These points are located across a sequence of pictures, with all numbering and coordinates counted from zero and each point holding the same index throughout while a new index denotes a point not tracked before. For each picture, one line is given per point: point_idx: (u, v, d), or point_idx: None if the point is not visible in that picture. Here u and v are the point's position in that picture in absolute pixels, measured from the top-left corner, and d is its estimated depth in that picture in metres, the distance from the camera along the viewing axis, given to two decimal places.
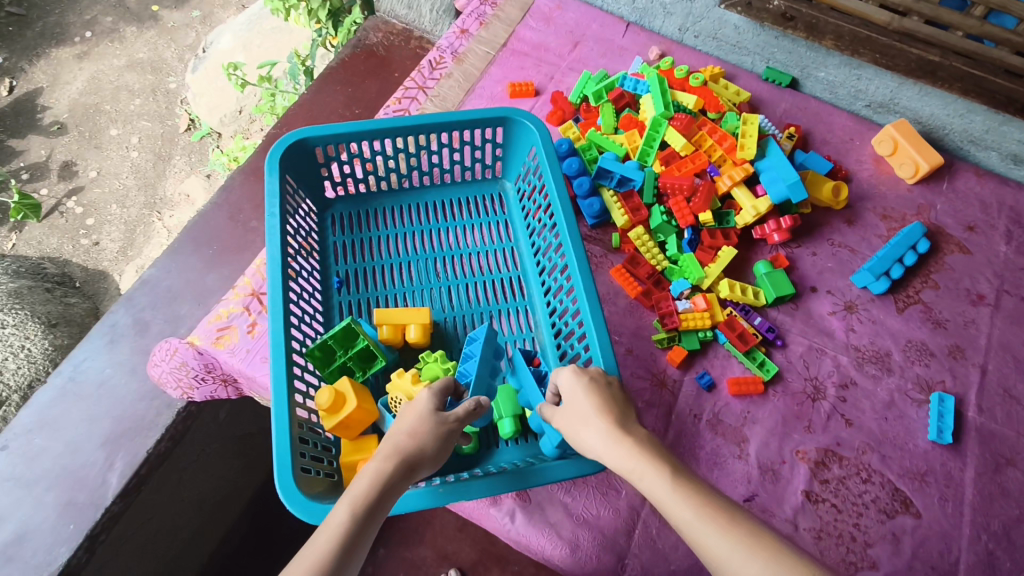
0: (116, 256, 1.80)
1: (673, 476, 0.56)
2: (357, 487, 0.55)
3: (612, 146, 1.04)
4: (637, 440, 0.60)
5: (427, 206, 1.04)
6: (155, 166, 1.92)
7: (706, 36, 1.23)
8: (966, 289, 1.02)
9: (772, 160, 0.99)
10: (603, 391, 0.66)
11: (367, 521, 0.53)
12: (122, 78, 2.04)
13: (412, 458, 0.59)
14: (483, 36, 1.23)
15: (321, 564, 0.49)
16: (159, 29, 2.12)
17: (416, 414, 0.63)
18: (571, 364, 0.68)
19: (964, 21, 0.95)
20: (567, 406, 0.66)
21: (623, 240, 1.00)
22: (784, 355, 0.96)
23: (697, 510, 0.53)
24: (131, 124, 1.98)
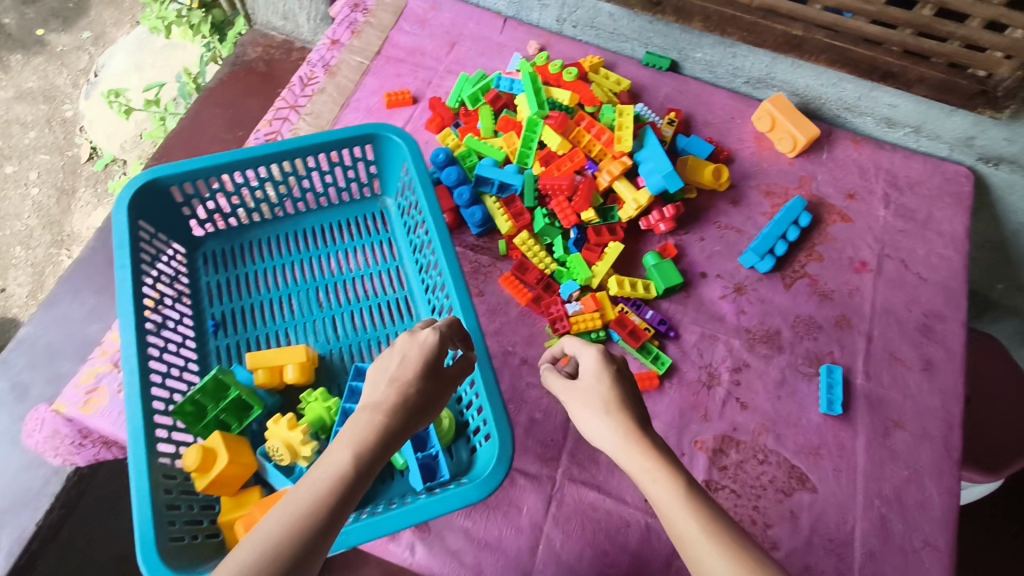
0: (26, 301, 1.70)
1: (687, 488, 0.56)
2: (361, 434, 0.56)
3: (490, 150, 1.00)
4: (653, 446, 0.60)
5: (306, 233, 1.00)
6: (58, 202, 1.82)
7: (583, 26, 1.21)
8: (850, 258, 1.05)
9: (648, 150, 0.99)
10: (624, 389, 0.65)
11: (367, 471, 0.55)
12: (12, 111, 1.92)
13: (412, 411, 0.60)
14: (355, 46, 1.17)
15: (318, 508, 0.51)
16: (47, 55, 1.99)
17: (424, 365, 0.63)
18: (599, 352, 0.67)
19: None
20: (580, 394, 0.66)
21: (509, 247, 0.98)
22: (678, 346, 0.96)
23: (704, 526, 0.53)
24: (27, 159, 1.86)
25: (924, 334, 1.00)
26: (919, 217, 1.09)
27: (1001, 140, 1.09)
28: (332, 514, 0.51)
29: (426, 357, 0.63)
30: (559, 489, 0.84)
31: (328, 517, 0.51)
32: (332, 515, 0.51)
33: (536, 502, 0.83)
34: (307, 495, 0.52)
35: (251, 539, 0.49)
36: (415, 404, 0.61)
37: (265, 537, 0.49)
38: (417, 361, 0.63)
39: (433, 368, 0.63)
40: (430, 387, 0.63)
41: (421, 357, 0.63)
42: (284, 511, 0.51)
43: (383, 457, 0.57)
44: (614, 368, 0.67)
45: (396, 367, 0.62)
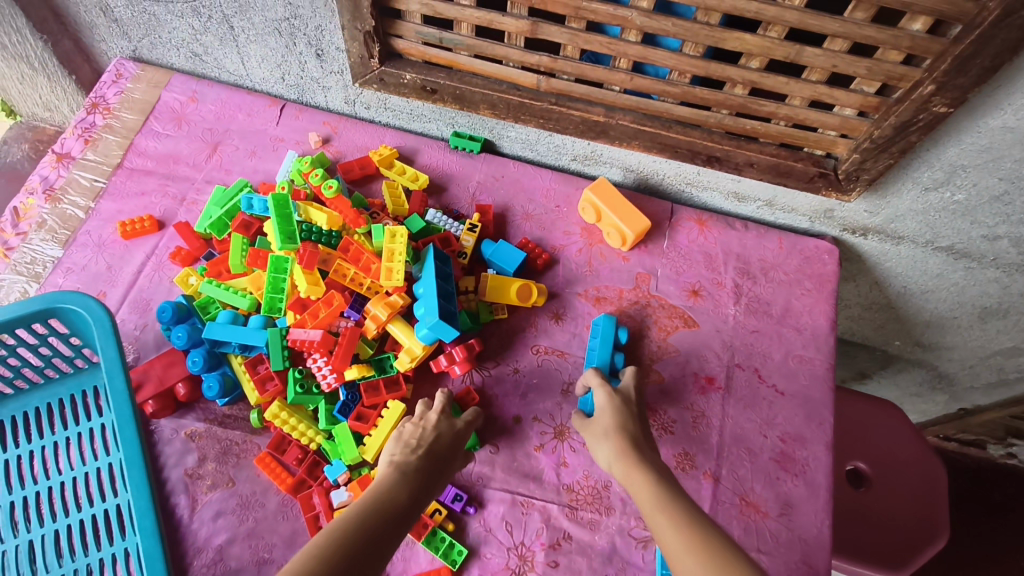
0: None
1: (656, 482, 0.59)
2: (410, 469, 0.61)
3: (233, 297, 0.81)
4: (641, 456, 0.63)
5: (0, 428, 0.78)
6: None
7: (377, 107, 1.02)
8: (694, 373, 0.88)
9: (423, 285, 0.78)
10: (630, 420, 0.70)
11: (411, 506, 0.57)
12: None
13: (440, 470, 0.64)
14: (88, 159, 0.96)
15: (374, 525, 0.52)
16: None
17: (453, 438, 0.68)
18: (608, 388, 0.74)
19: (613, 75, 0.78)
20: (593, 427, 0.72)
21: (263, 419, 0.78)
22: (483, 522, 0.77)
23: (666, 510, 0.55)
24: None
25: (781, 467, 0.83)
26: (775, 310, 0.93)
27: (861, 212, 0.94)
28: (385, 529, 0.52)
29: (454, 430, 0.69)
30: None
31: (386, 527, 0.53)
32: (388, 530, 0.53)
33: None
34: (359, 508, 0.53)
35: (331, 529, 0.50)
36: (443, 462, 0.65)
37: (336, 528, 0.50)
38: (444, 427, 0.69)
39: (454, 433, 0.69)
40: (455, 448, 0.68)
41: (448, 425, 0.69)
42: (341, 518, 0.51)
43: (422, 503, 0.59)
44: (625, 403, 0.72)
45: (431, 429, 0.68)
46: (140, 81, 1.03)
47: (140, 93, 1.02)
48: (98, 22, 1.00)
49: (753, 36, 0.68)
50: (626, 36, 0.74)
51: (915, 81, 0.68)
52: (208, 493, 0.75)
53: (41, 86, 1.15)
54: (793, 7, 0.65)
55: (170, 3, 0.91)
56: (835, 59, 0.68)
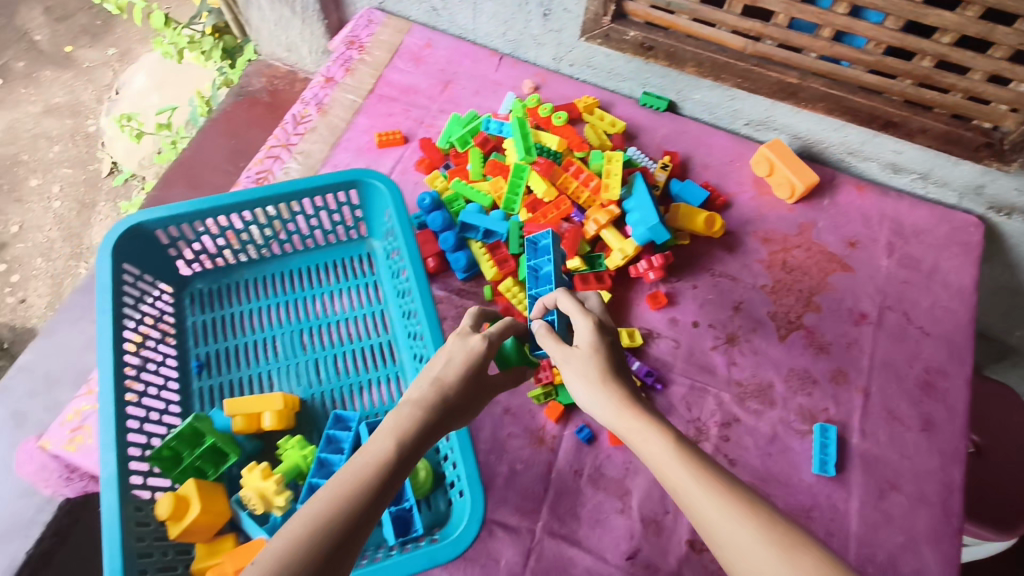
0: (42, 313, 1.81)
1: (675, 443, 0.56)
2: (404, 426, 0.56)
3: (476, 195, 1.01)
4: (649, 414, 0.59)
5: (293, 274, 1.00)
6: (79, 215, 1.93)
7: (580, 65, 1.19)
8: (849, 309, 1.01)
9: (635, 200, 0.95)
10: (614, 361, 0.64)
11: (404, 463, 0.54)
12: (40, 125, 2.03)
13: (451, 408, 0.59)
14: (348, 83, 1.18)
15: (352, 502, 0.49)
16: (75, 70, 2.13)
17: (467, 367, 0.62)
18: (590, 321, 0.65)
19: (814, 43, 0.93)
20: (575, 361, 0.64)
21: (494, 293, 0.96)
22: (666, 398, 0.94)
23: (694, 473, 0.54)
24: (51, 172, 1.97)
25: (924, 393, 0.95)
26: (924, 267, 1.06)
27: (1011, 190, 1.03)
28: (374, 502, 0.50)
29: (472, 360, 0.62)
30: (539, 542, 0.85)
31: (374, 498, 0.51)
32: (371, 501, 0.50)
33: (514, 555, 0.84)
34: (334, 488, 0.50)
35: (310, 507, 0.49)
36: (452, 406, 0.60)
37: (319, 504, 0.49)
38: (460, 362, 0.62)
39: (476, 359, 0.62)
40: (479, 386, 0.63)
41: (466, 353, 0.62)
42: (321, 500, 0.49)
43: (421, 452, 0.56)
44: (608, 336, 0.66)
45: (450, 364, 0.61)
46: (387, 26, 1.24)
47: (387, 35, 1.24)
48: None
49: (953, 14, 0.83)
50: (836, 8, 0.89)
51: None
52: None
53: (292, 28, 1.38)
54: None
55: None
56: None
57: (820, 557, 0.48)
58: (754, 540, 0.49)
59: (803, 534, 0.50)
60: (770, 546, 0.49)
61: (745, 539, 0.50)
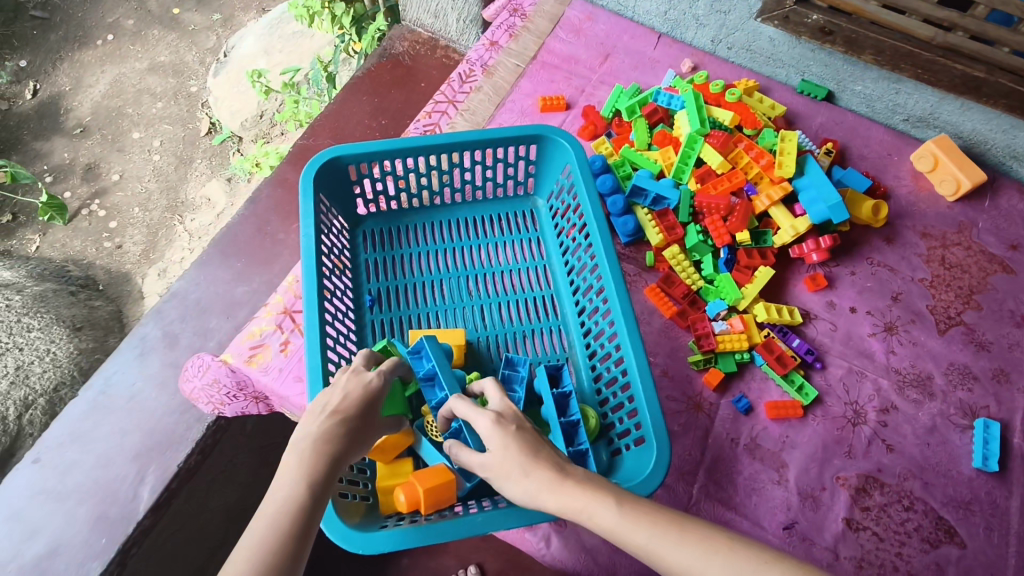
0: (139, 259, 1.87)
1: (616, 503, 0.55)
2: (307, 464, 0.58)
3: (646, 162, 1.02)
4: (578, 478, 0.58)
5: (459, 223, 1.03)
6: (177, 169, 2.00)
7: (739, 48, 1.20)
8: (1010, 310, 1.00)
9: (811, 178, 0.98)
10: (532, 440, 0.61)
11: (321, 496, 0.57)
12: (144, 81, 2.13)
13: (350, 439, 0.63)
14: (512, 48, 1.21)
15: (285, 535, 0.53)
16: (180, 32, 2.22)
17: (358, 400, 0.66)
18: (492, 417, 0.63)
19: (1012, 37, 0.92)
20: (498, 460, 0.60)
21: (657, 259, 0.99)
22: (824, 378, 0.94)
23: (648, 532, 0.53)
24: (152, 127, 2.06)
25: None
26: None
27: None
28: (300, 539, 0.54)
29: (366, 395, 0.67)
30: (696, 504, 0.85)
31: (302, 533, 0.54)
32: (300, 536, 0.54)
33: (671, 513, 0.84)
34: (267, 527, 0.53)
35: (244, 543, 0.52)
36: (352, 431, 0.63)
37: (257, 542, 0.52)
38: (350, 402, 0.65)
39: (367, 402, 0.66)
40: (369, 422, 0.66)
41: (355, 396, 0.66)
42: (255, 532, 0.53)
43: (332, 482, 0.59)
44: (515, 420, 0.64)
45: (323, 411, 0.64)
46: None
47: (549, 6, 1.27)
48: None
49: None
50: None
51: None
52: None
53: None
54: None
55: None
56: None
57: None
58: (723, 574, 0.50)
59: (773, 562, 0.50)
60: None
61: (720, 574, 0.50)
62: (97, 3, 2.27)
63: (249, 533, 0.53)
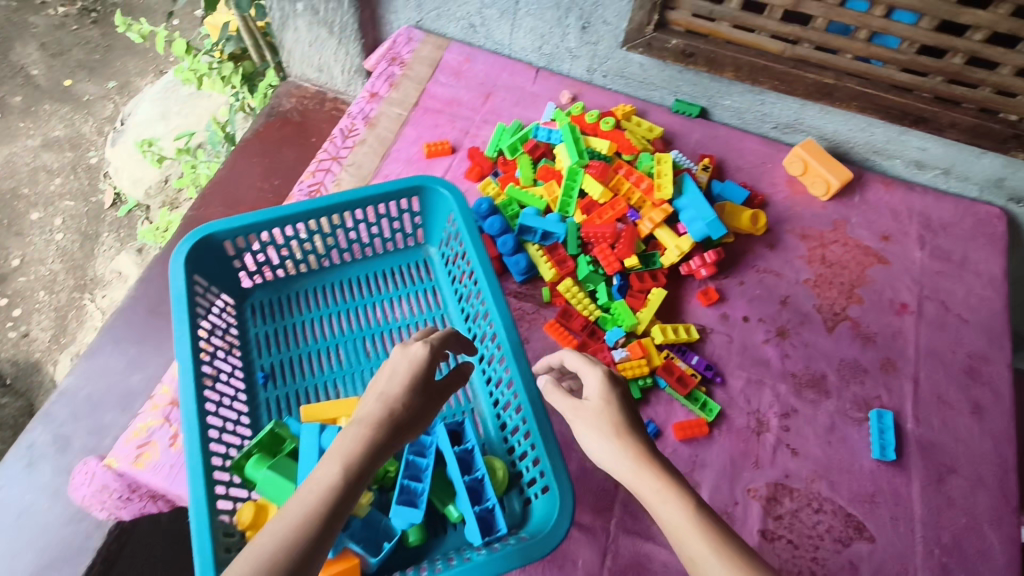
0: (49, 345, 1.77)
1: (694, 508, 0.58)
2: (347, 450, 0.55)
3: (531, 199, 1.03)
4: (668, 470, 0.61)
5: (352, 282, 1.02)
6: (82, 246, 1.90)
7: (614, 75, 1.24)
8: (890, 299, 1.06)
9: (688, 198, 1.00)
10: (630, 414, 0.66)
11: (355, 486, 0.53)
12: (39, 158, 2.01)
13: (399, 423, 0.59)
14: (393, 97, 1.20)
15: (313, 523, 0.50)
16: (74, 103, 2.11)
17: (413, 377, 0.61)
18: (603, 372, 0.68)
19: (851, 44, 0.97)
20: (588, 415, 0.66)
21: (553, 294, 0.99)
22: (725, 391, 0.96)
23: (712, 545, 0.55)
24: (52, 205, 1.95)
25: (970, 377, 0.99)
26: (955, 258, 1.10)
27: None
28: (325, 530, 0.51)
29: (417, 372, 0.62)
30: (615, 541, 0.84)
31: (323, 528, 0.51)
32: (329, 524, 0.51)
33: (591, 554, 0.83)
34: (299, 516, 0.50)
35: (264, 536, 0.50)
36: (404, 415, 0.59)
37: (279, 535, 0.50)
38: (418, 383, 0.61)
39: (427, 381, 0.62)
40: (421, 400, 0.61)
41: (418, 375, 0.61)
42: (285, 520, 0.50)
43: (371, 470, 0.55)
44: (620, 389, 0.68)
45: (393, 391, 0.60)
46: (426, 43, 1.28)
47: (427, 51, 1.27)
48: None
49: (985, 12, 0.87)
50: (872, 11, 0.93)
51: None
52: None
53: (328, 48, 1.40)
54: None
55: None
56: None
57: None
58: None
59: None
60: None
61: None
62: None
63: (272, 524, 0.51)
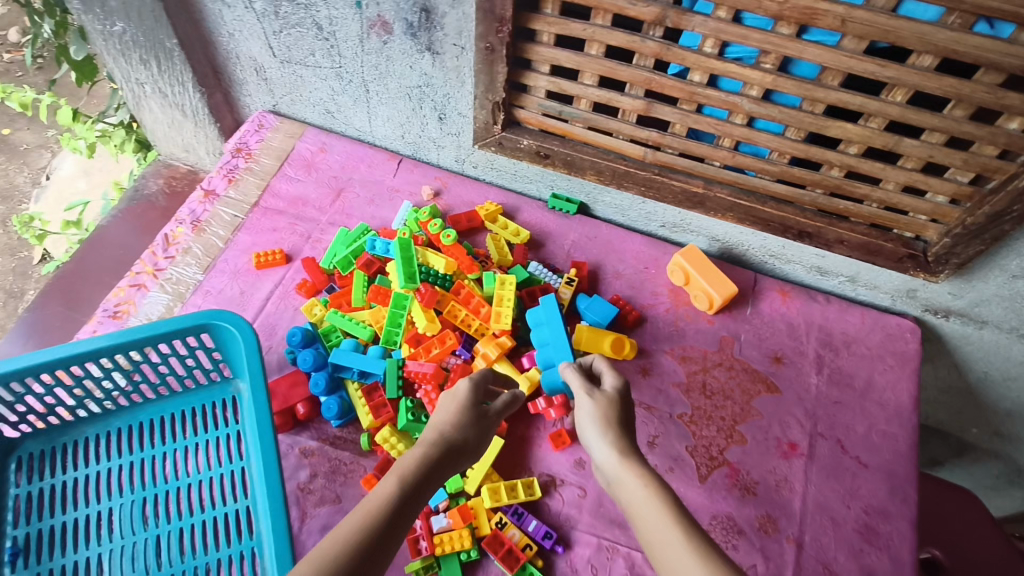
0: None
1: (670, 497, 0.54)
2: (406, 466, 0.58)
3: (355, 327, 0.90)
4: (647, 465, 0.59)
5: (142, 427, 0.88)
6: (4, 305, 1.77)
7: (483, 166, 1.11)
8: (776, 439, 0.90)
9: (552, 330, 0.87)
10: (630, 421, 0.65)
11: (414, 499, 0.55)
12: None
13: (453, 450, 0.62)
14: (230, 197, 1.09)
15: (376, 525, 0.51)
16: (11, 153, 2.01)
17: (468, 413, 0.66)
18: (614, 379, 0.68)
19: (716, 152, 0.85)
20: (596, 402, 0.65)
21: (372, 442, 0.84)
22: (569, 562, 0.80)
23: (677, 528, 0.51)
24: None
25: (865, 539, 0.83)
26: (857, 384, 0.95)
27: (944, 294, 0.95)
28: (389, 533, 0.52)
29: (472, 406, 0.66)
30: None
31: (385, 537, 0.51)
32: (388, 530, 0.52)
33: None
34: (361, 517, 0.51)
35: (331, 537, 0.50)
36: (457, 446, 0.63)
37: (345, 534, 0.50)
38: (468, 416, 0.66)
39: (475, 416, 0.66)
40: (473, 433, 0.66)
41: (469, 410, 0.66)
42: (353, 521, 0.51)
43: (426, 492, 0.57)
44: (629, 399, 0.67)
45: (451, 421, 0.64)
46: (278, 131, 1.17)
47: (278, 142, 1.15)
48: (250, 80, 1.15)
49: (854, 125, 0.75)
50: (733, 119, 0.81)
51: (1010, 174, 0.72)
52: (316, 508, 0.81)
53: (185, 130, 1.30)
54: (896, 102, 0.71)
55: (318, 67, 1.06)
56: (932, 150, 0.73)
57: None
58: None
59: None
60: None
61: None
62: None
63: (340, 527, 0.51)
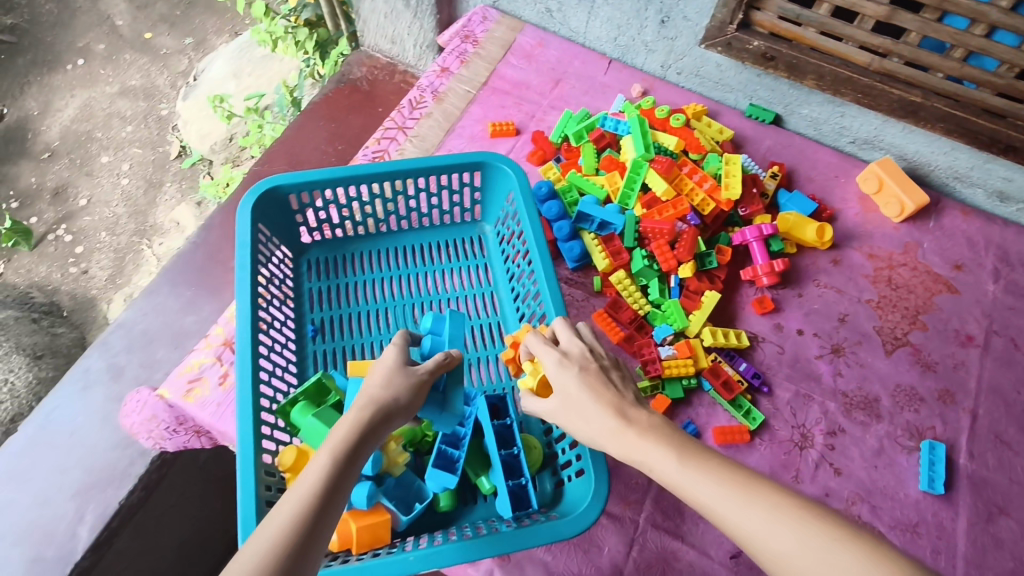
0: (105, 284, 1.76)
1: (679, 456, 0.59)
2: (336, 440, 0.59)
3: (592, 188, 1.03)
4: (645, 429, 0.62)
5: (406, 250, 1.03)
6: (145, 193, 1.89)
7: (688, 73, 1.21)
8: (955, 330, 1.01)
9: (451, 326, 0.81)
10: (602, 381, 0.67)
11: (342, 476, 0.57)
12: (114, 105, 2.04)
13: (390, 417, 0.63)
14: (463, 75, 1.22)
15: (304, 519, 0.52)
16: (152, 56, 2.12)
17: (404, 384, 0.66)
18: (556, 356, 0.70)
19: (945, 62, 0.94)
20: (565, 393, 0.68)
21: (604, 284, 0.99)
22: (771, 402, 0.94)
23: (700, 476, 0.57)
24: (121, 151, 1.96)
25: None
26: None
27: None
28: (317, 518, 0.53)
29: (409, 374, 0.66)
30: (642, 533, 0.84)
31: (313, 531, 0.52)
32: (315, 524, 0.53)
33: (617, 544, 0.84)
34: (290, 513, 0.53)
35: (256, 538, 0.51)
36: (393, 410, 0.64)
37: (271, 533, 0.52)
38: (402, 375, 0.66)
39: (408, 375, 0.66)
40: (409, 395, 0.66)
41: (401, 371, 0.66)
42: (280, 517, 0.52)
43: (354, 469, 0.58)
44: (583, 359, 0.70)
45: (382, 382, 0.65)
46: (501, 24, 1.28)
47: (501, 32, 1.27)
48: None
49: None
50: (972, 29, 0.90)
51: None
52: None
53: (402, 20, 1.43)
54: None
55: None
56: None
57: (852, 548, 0.49)
58: (792, 540, 0.51)
59: (841, 536, 0.50)
60: (799, 546, 0.50)
61: (788, 546, 0.51)
62: (67, 25, 2.15)
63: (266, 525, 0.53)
